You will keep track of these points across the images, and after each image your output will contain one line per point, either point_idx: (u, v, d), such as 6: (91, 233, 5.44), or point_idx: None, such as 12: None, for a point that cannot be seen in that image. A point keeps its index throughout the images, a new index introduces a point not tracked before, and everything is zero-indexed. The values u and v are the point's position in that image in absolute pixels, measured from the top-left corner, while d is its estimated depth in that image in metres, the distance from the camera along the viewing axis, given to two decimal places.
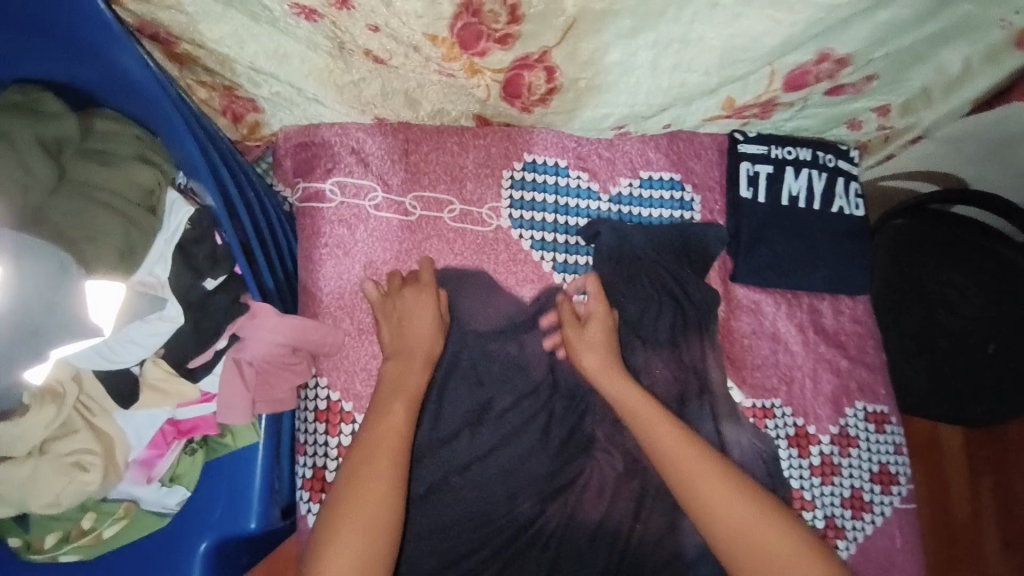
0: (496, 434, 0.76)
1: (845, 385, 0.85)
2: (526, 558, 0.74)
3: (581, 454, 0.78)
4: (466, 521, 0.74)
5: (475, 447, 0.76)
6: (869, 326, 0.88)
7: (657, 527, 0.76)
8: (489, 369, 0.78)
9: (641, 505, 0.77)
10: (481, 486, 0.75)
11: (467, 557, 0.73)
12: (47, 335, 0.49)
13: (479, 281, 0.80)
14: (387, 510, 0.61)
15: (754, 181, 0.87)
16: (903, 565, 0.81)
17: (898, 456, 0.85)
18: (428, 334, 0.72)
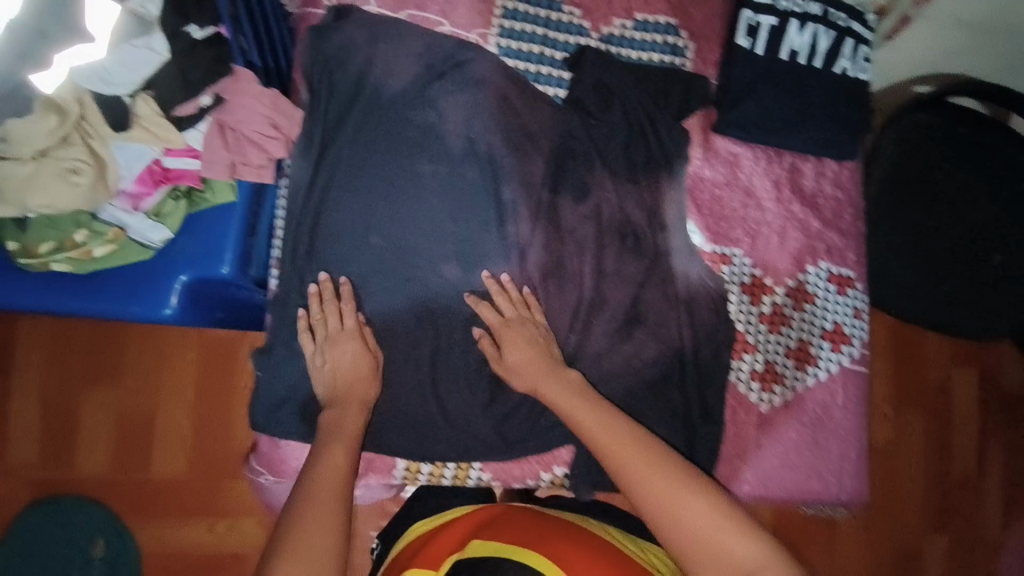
0: (461, 244, 0.82)
1: (813, 245, 0.85)
2: (464, 351, 0.81)
3: (535, 275, 0.83)
4: (420, 314, 0.80)
5: (437, 253, 0.81)
6: (851, 195, 0.87)
7: (595, 346, 0.83)
8: (458, 184, 0.82)
9: (577, 325, 0.83)
10: (437, 285, 0.81)
11: (419, 340, 0.81)
12: (43, 32, 0.56)
13: (460, 102, 0.82)
14: (345, 451, 0.71)
15: (754, 31, 0.84)
16: (841, 422, 0.83)
17: (856, 320, 0.85)
18: (365, 376, 0.75)
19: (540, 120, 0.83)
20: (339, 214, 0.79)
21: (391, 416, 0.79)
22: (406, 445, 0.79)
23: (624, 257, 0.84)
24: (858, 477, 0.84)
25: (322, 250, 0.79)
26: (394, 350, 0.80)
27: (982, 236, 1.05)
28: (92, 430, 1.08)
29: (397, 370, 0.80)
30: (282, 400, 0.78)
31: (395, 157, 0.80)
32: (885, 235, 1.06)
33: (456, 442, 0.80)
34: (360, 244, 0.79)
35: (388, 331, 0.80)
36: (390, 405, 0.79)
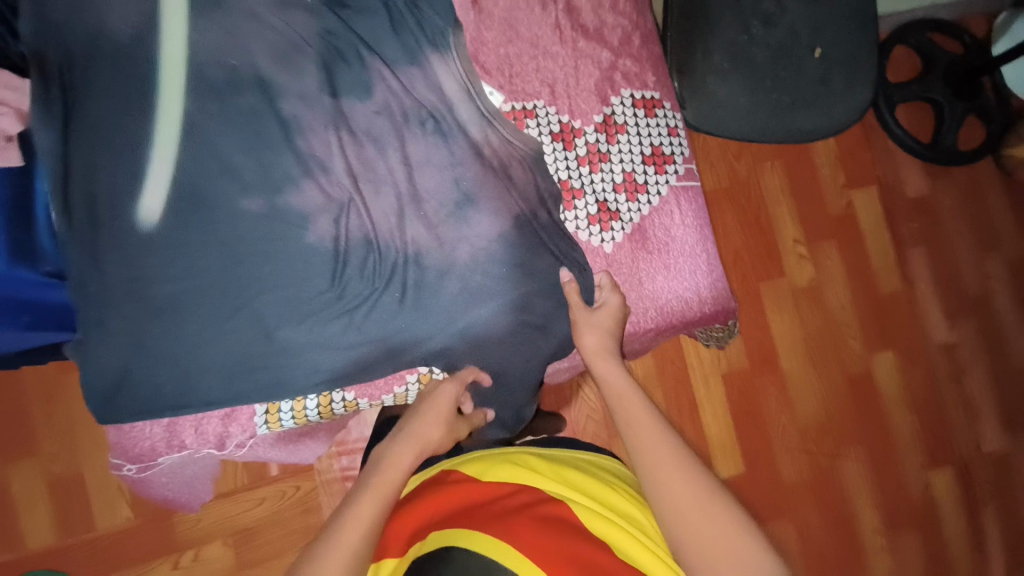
0: (258, 171, 0.78)
1: (610, 75, 0.85)
2: (300, 280, 0.77)
3: (346, 181, 0.80)
4: (230, 256, 0.77)
5: (232, 188, 0.77)
6: (633, 19, 0.88)
7: (428, 236, 0.81)
8: (230, 111, 0.78)
9: (404, 219, 0.81)
10: (241, 222, 0.77)
11: (234, 282, 0.76)
12: None
13: (211, 31, 0.78)
14: (375, 507, 0.65)
15: None
16: (684, 238, 0.86)
17: (671, 138, 0.87)
18: (436, 427, 0.77)
19: (304, 27, 0.82)
20: (113, 176, 0.75)
21: (238, 364, 0.77)
22: (256, 389, 0.77)
23: (429, 145, 0.82)
24: (715, 286, 0.87)
25: (103, 216, 0.74)
26: (216, 297, 0.76)
27: (795, 36, 1.07)
28: (25, 503, 1.07)
29: (225, 318, 0.76)
30: (116, 381, 0.75)
31: (152, 97, 0.76)
32: (708, 58, 1.06)
33: (305, 369, 0.78)
34: (145, 200, 0.75)
35: (201, 280, 0.76)
36: (230, 353, 0.76)
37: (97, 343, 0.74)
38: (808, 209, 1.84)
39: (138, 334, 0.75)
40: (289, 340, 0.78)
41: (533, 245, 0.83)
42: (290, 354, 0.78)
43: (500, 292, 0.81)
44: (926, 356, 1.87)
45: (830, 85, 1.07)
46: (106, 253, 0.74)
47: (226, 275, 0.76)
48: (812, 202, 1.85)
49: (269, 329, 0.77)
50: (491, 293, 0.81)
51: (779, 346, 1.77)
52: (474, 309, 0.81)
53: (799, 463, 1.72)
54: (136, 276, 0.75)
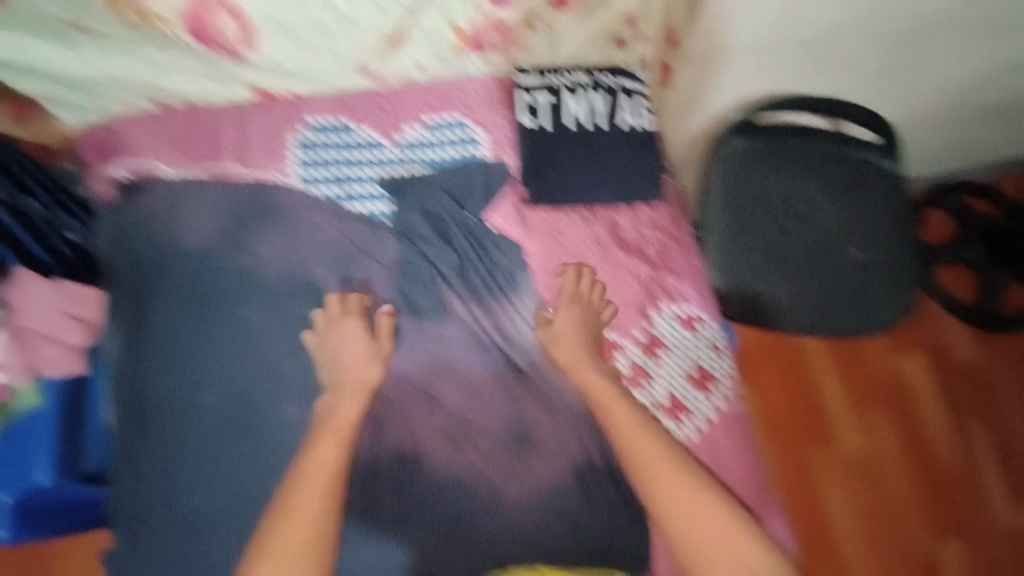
0: (304, 379, 0.79)
1: (651, 291, 0.88)
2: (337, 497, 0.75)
3: (393, 392, 0.81)
4: (264, 469, 0.75)
5: (277, 394, 0.78)
6: (672, 232, 0.91)
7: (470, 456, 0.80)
8: (287, 318, 0.82)
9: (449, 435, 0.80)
10: (280, 432, 0.77)
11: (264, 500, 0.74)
12: None
13: (275, 245, 0.84)
14: (332, 444, 0.72)
15: (535, 109, 0.91)
16: (730, 462, 0.82)
17: (715, 355, 0.88)
18: (367, 365, 0.79)
19: (357, 238, 0.85)
20: (167, 383, 0.78)
21: None
22: None
23: (475, 362, 0.83)
24: (767, 512, 0.81)
25: (155, 421, 0.77)
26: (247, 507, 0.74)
27: (829, 238, 1.12)
28: None
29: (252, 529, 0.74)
30: None
31: (213, 308, 0.81)
32: (744, 259, 1.11)
33: None
34: (194, 408, 0.77)
35: (233, 493, 0.74)
36: None
37: (127, 558, 0.74)
38: (854, 378, 1.79)
39: (169, 546, 0.73)
40: None
41: (575, 463, 0.81)
42: None
43: (539, 518, 0.78)
44: (991, 542, 1.70)
45: (868, 284, 1.11)
46: (145, 459, 0.76)
47: (258, 485, 0.74)
48: (859, 371, 1.80)
49: None
50: (531, 516, 0.78)
51: (828, 520, 1.66)
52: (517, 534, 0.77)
53: None
54: (172, 487, 0.75)
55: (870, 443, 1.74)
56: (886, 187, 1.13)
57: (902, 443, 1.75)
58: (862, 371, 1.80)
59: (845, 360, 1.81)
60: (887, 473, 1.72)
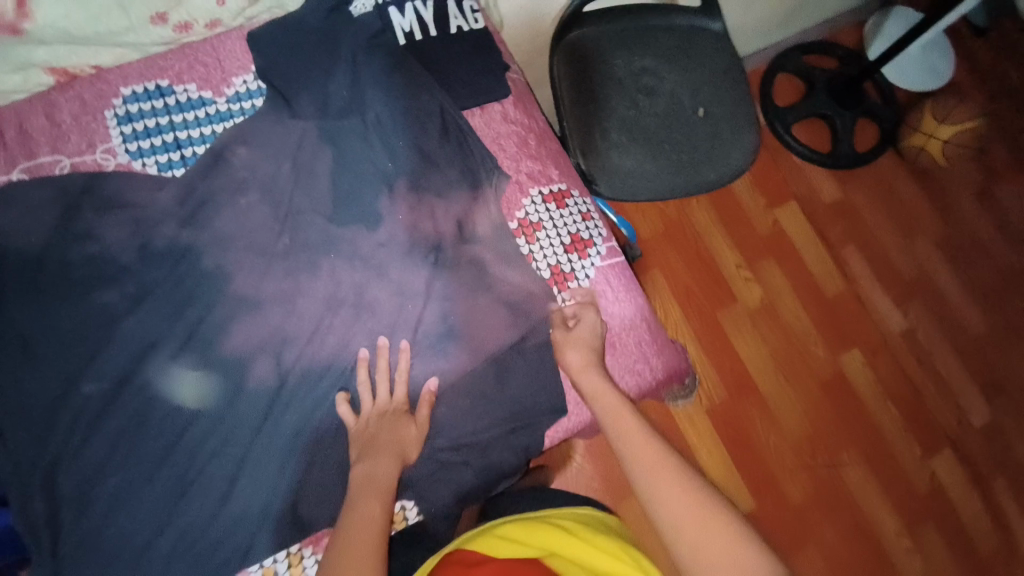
0: (195, 326, 0.78)
1: (517, 180, 0.91)
2: (257, 427, 0.76)
3: (288, 324, 0.80)
4: (183, 421, 0.75)
5: (175, 351, 0.77)
6: (523, 122, 0.94)
7: (389, 362, 0.81)
8: (155, 284, 0.79)
9: (372, 348, 0.81)
10: (189, 384, 0.76)
11: (189, 438, 0.75)
12: None
13: (121, 216, 0.80)
14: (380, 503, 0.73)
15: (364, 30, 0.90)
16: (621, 316, 0.89)
17: (587, 222, 0.92)
18: (400, 441, 0.77)
19: (203, 192, 0.82)
20: (49, 385, 0.74)
21: (207, 533, 0.73)
22: (226, 549, 0.73)
23: (362, 279, 0.83)
24: (664, 350, 0.90)
25: (42, 415, 0.74)
26: (166, 479, 0.73)
27: (679, 100, 1.17)
28: None
29: (176, 496, 0.73)
30: None
31: (77, 297, 0.77)
32: (606, 136, 1.14)
33: (262, 475, 0.75)
34: (77, 398, 0.74)
35: (150, 457, 0.74)
36: (194, 522, 0.73)
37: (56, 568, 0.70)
38: (745, 234, 1.94)
39: (97, 527, 0.71)
40: (255, 499, 0.74)
41: (491, 352, 0.83)
42: (264, 510, 0.74)
43: (463, 410, 0.82)
44: (886, 345, 1.92)
45: (721, 135, 1.16)
46: (42, 459, 0.72)
47: (178, 437, 0.75)
48: (749, 228, 1.95)
49: (244, 476, 0.75)
50: (456, 406, 0.82)
51: (747, 365, 1.82)
52: (452, 428, 0.82)
53: (800, 479, 1.74)
54: (85, 475, 0.72)
55: (768, 294, 1.90)
56: (716, 46, 1.20)
57: (796, 283, 1.93)
58: (750, 225, 1.96)
59: (733, 215, 1.96)
60: (788, 309, 1.90)
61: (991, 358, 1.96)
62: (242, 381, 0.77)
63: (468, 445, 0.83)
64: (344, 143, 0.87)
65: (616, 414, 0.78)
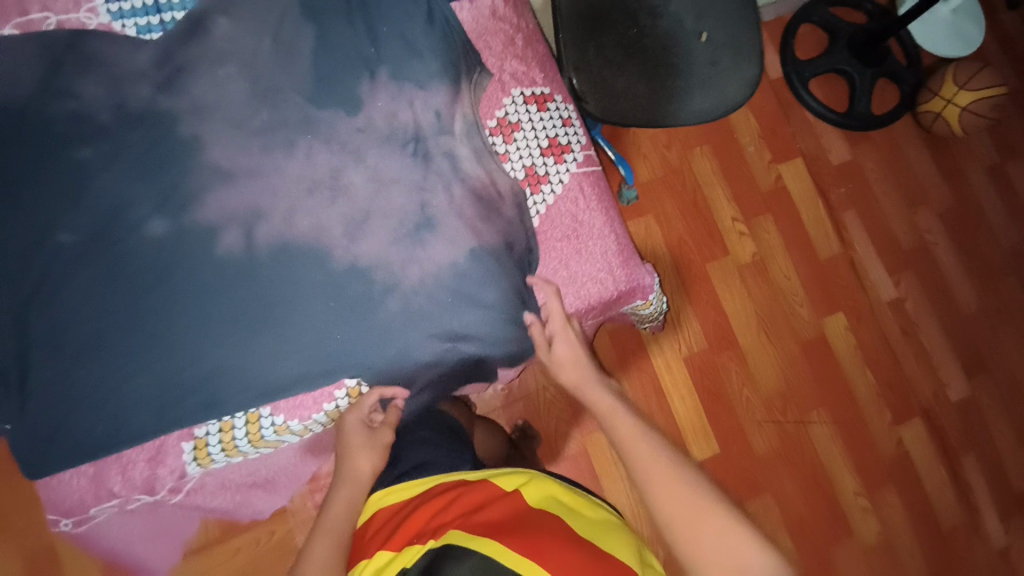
0: (173, 187, 0.78)
1: (500, 79, 0.89)
2: (228, 289, 0.77)
3: (258, 194, 0.79)
4: (153, 278, 0.76)
5: (151, 210, 0.77)
6: (514, 22, 0.92)
7: (366, 248, 0.80)
8: (129, 147, 0.78)
9: (349, 231, 0.80)
10: (162, 242, 0.77)
11: (159, 294, 0.76)
12: None
13: (100, 76, 0.80)
14: (329, 551, 0.69)
15: None
16: (591, 222, 0.88)
17: (567, 128, 0.90)
18: (369, 461, 0.79)
19: (181, 58, 0.81)
20: (28, 233, 0.77)
21: (176, 384, 0.76)
22: (192, 402, 0.76)
23: (332, 156, 0.81)
24: (630, 262, 0.89)
25: (19, 258, 0.76)
26: (137, 331, 0.75)
27: (680, 24, 1.14)
28: None
29: (145, 349, 0.75)
30: (50, 435, 0.75)
31: (58, 152, 0.78)
32: (602, 52, 1.10)
33: (230, 338, 0.76)
34: (52, 247, 0.76)
35: (119, 309, 0.76)
36: (162, 374, 0.75)
37: (33, 400, 0.75)
38: (749, 187, 1.83)
39: (66, 366, 0.75)
40: (223, 360, 0.76)
41: (473, 245, 0.82)
42: (231, 369, 0.76)
43: (440, 302, 0.81)
44: (874, 313, 1.83)
45: (720, 63, 1.14)
46: (23, 301, 0.76)
47: (148, 293, 0.76)
48: (754, 181, 1.84)
49: (212, 337, 0.76)
50: (427, 300, 0.81)
51: (731, 319, 1.75)
52: (417, 321, 0.81)
53: (768, 432, 1.69)
54: (61, 320, 0.75)
55: (760, 253, 1.80)
56: None
57: (795, 242, 1.83)
58: (754, 177, 1.84)
59: (741, 166, 1.84)
60: (783, 264, 1.81)
61: (986, 338, 1.86)
62: (216, 244, 0.77)
63: (437, 350, 0.82)
64: (326, 24, 0.85)
65: (612, 417, 0.75)
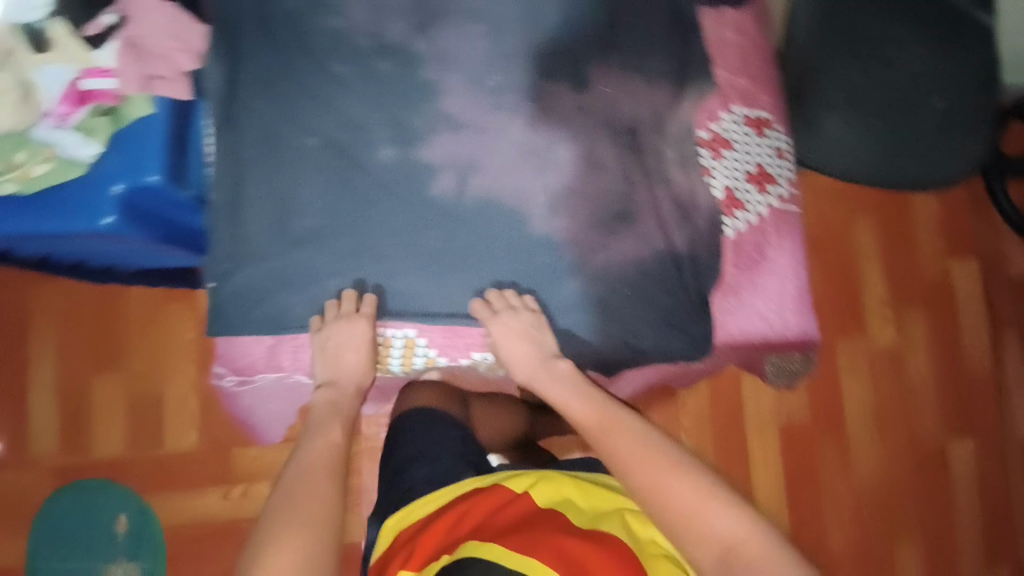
0: (413, 123, 0.85)
1: (725, 94, 0.87)
2: (435, 224, 0.83)
3: (477, 146, 0.85)
4: (374, 196, 0.83)
5: (388, 137, 0.84)
6: (754, 41, 0.90)
7: (563, 226, 0.84)
8: (374, 74, 0.85)
9: (550, 210, 0.84)
10: (389, 167, 0.84)
11: (375, 211, 0.83)
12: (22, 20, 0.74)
13: (366, 5, 0.86)
14: (325, 487, 0.72)
15: None
16: (775, 260, 0.85)
17: (778, 160, 0.87)
18: (354, 372, 0.86)
19: (437, 3, 0.87)
20: (272, 128, 0.83)
21: (366, 293, 0.83)
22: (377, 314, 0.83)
23: (546, 126, 0.85)
24: (802, 312, 0.85)
25: (259, 145, 0.82)
26: (348, 238, 0.83)
27: (917, 83, 1.04)
28: (107, 409, 1.33)
29: (350, 255, 0.83)
30: (246, 305, 0.82)
31: (318, 63, 0.84)
32: (825, 95, 1.06)
33: (425, 267, 0.84)
34: (296, 145, 0.83)
35: (337, 214, 0.83)
36: (358, 281, 0.83)
37: (240, 271, 0.82)
38: (911, 272, 1.67)
39: (279, 253, 0.82)
40: (411, 284, 0.83)
41: (663, 254, 0.83)
42: (415, 295, 0.84)
43: (621, 296, 0.83)
44: (1004, 447, 1.65)
45: (950, 139, 1.05)
46: (251, 185, 0.82)
47: (365, 207, 0.83)
48: (920, 269, 1.67)
49: (409, 263, 0.83)
50: (603, 288, 0.83)
51: (848, 406, 1.60)
52: (589, 304, 0.84)
53: (849, 531, 1.55)
54: (285, 211, 0.83)
55: (900, 348, 1.65)
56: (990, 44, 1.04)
57: (942, 346, 1.66)
58: (919, 262, 1.67)
59: (910, 248, 1.67)
60: (921, 366, 1.65)
61: None
62: (433, 183, 0.84)
63: (593, 340, 0.84)
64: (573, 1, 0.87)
65: (575, 406, 0.78)
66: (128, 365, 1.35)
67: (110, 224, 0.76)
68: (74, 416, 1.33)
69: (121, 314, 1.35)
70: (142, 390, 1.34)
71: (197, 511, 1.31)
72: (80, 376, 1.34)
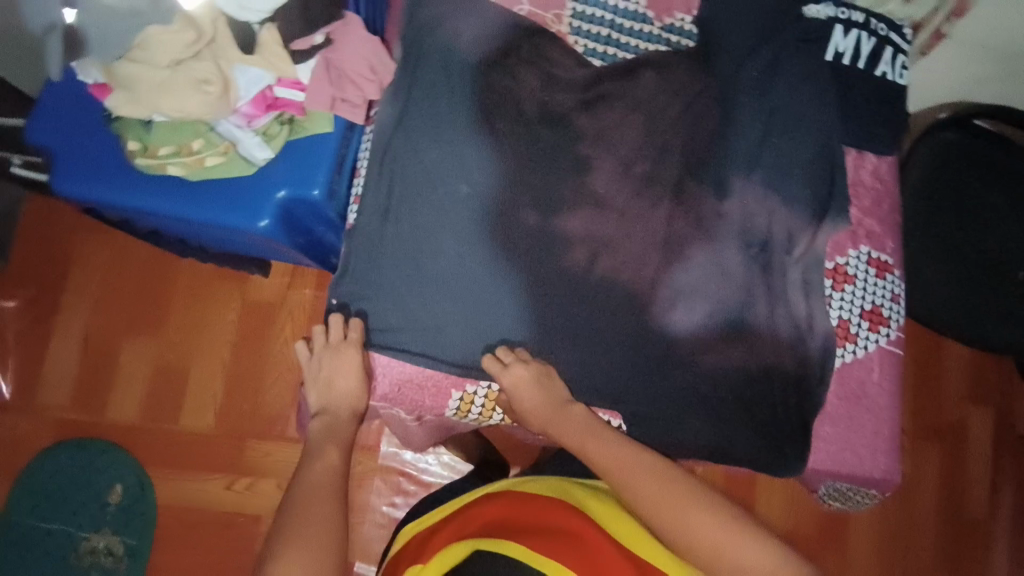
0: (560, 192, 0.88)
1: (854, 232, 0.92)
2: (564, 293, 0.86)
3: (617, 228, 0.88)
4: (509, 255, 0.86)
5: (533, 199, 0.87)
6: (887, 186, 0.95)
7: (683, 321, 0.87)
8: (531, 137, 0.88)
9: (672, 301, 0.88)
10: (531, 229, 0.87)
11: (507, 270, 0.86)
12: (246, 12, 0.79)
13: (539, 71, 0.90)
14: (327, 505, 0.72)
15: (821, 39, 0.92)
16: (872, 396, 0.89)
17: (894, 304, 0.92)
18: (347, 399, 0.84)
19: (605, 86, 0.91)
20: (429, 167, 0.86)
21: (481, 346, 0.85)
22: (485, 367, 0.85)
23: (683, 224, 0.89)
24: (888, 452, 0.89)
25: (416, 183, 0.86)
26: (478, 288, 0.85)
27: (1006, 251, 1.11)
28: (130, 374, 1.27)
29: (476, 305, 0.85)
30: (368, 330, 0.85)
31: (484, 116, 0.88)
32: (923, 243, 1.13)
33: (541, 333, 0.86)
34: (450, 189, 0.86)
35: (472, 265, 0.85)
36: (476, 333, 0.85)
37: (369, 297, 0.85)
38: None
39: (407, 291, 0.85)
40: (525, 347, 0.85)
41: (767, 365, 0.87)
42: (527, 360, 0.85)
43: (722, 397, 0.86)
44: None
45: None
46: (399, 218, 0.86)
47: (499, 264, 0.86)
48: None
49: (529, 326, 0.86)
50: (711, 388, 0.86)
51: None
52: (693, 401, 0.86)
53: None
54: (425, 249, 0.85)
55: None
56: None
57: None
58: None
59: None
60: None
61: None
62: (566, 253, 0.87)
63: (692, 437, 0.86)
64: (731, 111, 0.91)
65: (589, 447, 0.77)
66: (165, 333, 1.29)
67: (265, 226, 0.80)
68: (96, 372, 1.27)
69: (171, 281, 1.30)
70: (170, 362, 1.27)
71: (193, 500, 1.22)
72: (113, 335, 1.28)
